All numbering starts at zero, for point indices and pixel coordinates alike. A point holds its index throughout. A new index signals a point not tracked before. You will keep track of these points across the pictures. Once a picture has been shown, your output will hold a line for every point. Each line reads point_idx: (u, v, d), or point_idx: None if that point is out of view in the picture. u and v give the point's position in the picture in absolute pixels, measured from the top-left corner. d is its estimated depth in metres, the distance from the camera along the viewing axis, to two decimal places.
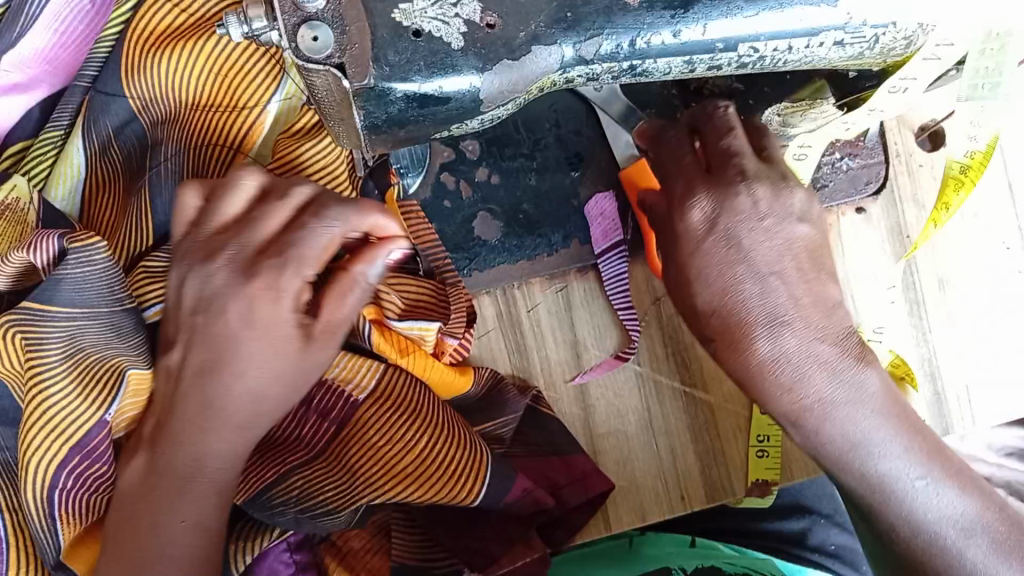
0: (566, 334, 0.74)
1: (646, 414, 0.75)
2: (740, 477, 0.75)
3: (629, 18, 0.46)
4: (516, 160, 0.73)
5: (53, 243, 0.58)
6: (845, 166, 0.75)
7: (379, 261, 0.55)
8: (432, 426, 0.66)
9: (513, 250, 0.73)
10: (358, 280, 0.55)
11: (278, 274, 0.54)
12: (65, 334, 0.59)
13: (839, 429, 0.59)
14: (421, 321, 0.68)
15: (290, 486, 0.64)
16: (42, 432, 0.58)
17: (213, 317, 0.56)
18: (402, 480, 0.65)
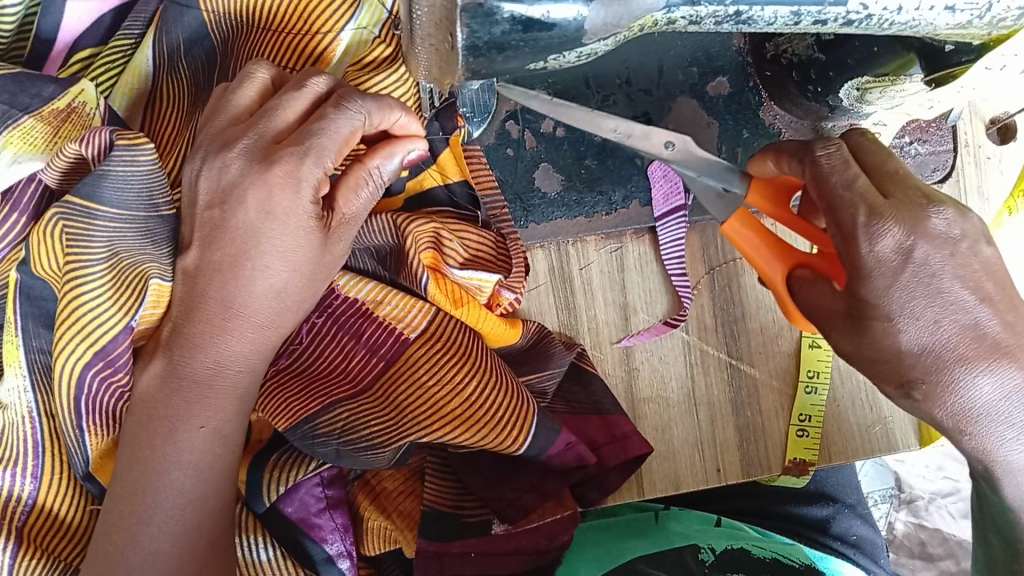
0: (616, 296, 0.74)
1: (689, 383, 0.75)
2: (777, 456, 0.75)
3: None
4: (584, 115, 0.72)
5: (101, 135, 0.54)
6: (913, 152, 0.74)
7: (396, 156, 0.55)
8: (481, 371, 0.65)
9: (571, 206, 0.73)
10: (373, 173, 0.55)
11: (298, 163, 0.52)
12: (108, 236, 0.55)
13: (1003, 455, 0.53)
14: (481, 273, 0.68)
15: (334, 419, 0.64)
16: (72, 333, 0.56)
17: (260, 229, 0.54)
18: (448, 424, 0.64)
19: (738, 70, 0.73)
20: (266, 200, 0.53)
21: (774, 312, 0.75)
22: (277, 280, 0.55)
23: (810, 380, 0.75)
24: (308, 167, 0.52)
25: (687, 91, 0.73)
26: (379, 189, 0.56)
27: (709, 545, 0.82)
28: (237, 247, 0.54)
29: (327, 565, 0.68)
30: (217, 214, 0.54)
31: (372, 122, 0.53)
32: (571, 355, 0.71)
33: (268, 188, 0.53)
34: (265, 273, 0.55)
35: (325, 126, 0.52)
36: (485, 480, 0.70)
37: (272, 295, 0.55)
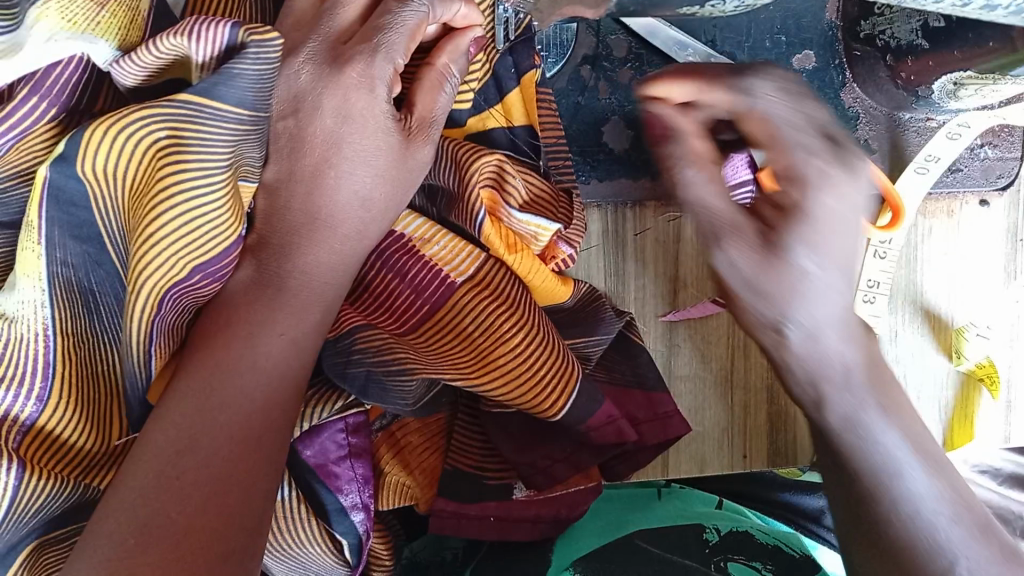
0: (668, 268, 0.71)
1: (728, 364, 0.72)
2: (806, 449, 0.73)
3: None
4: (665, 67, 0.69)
5: (224, 31, 0.48)
6: (982, 155, 0.73)
7: (462, 49, 0.58)
8: (530, 326, 0.62)
9: (636, 166, 0.70)
10: (443, 74, 0.58)
11: (370, 60, 0.54)
12: (231, 140, 0.50)
13: None
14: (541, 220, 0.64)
15: (373, 338, 0.60)
16: (177, 247, 0.50)
17: (340, 135, 0.55)
18: (492, 375, 0.61)
19: (828, 45, 0.70)
20: (344, 104, 0.55)
21: None
22: (361, 186, 0.57)
23: None
24: (378, 65, 0.54)
25: (770, 58, 0.70)
26: (455, 89, 0.59)
27: (713, 526, 0.77)
28: (318, 156, 0.56)
29: (341, 516, 0.64)
30: (290, 124, 0.55)
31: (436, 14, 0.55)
32: (621, 322, 0.68)
33: (363, 89, 0.54)
34: (350, 154, 0.56)
35: (391, 22, 0.54)
36: (516, 446, 0.67)
37: (361, 192, 0.57)
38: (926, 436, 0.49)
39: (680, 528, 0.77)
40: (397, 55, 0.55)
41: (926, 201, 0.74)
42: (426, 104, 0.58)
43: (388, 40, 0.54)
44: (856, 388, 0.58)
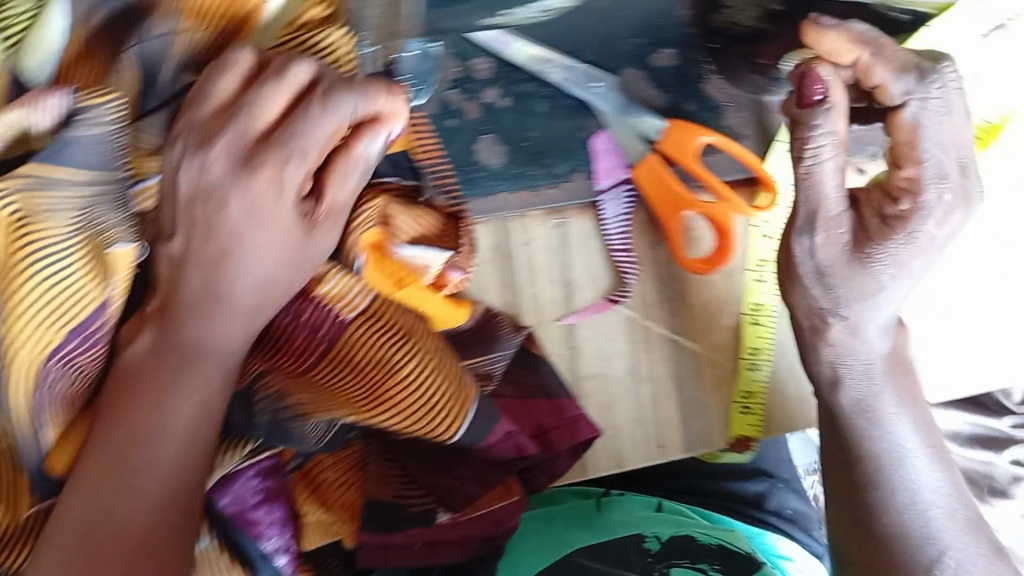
0: (558, 272, 0.72)
1: (631, 359, 0.74)
2: (720, 429, 0.76)
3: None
4: (527, 82, 0.70)
5: (59, 99, 0.50)
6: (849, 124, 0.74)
7: (379, 139, 0.52)
8: (424, 354, 0.65)
9: (513, 179, 0.69)
10: (358, 160, 0.53)
11: (282, 165, 0.50)
12: (82, 206, 0.51)
13: (884, 447, 0.71)
14: (434, 250, 0.65)
15: (274, 381, 0.63)
16: (43, 314, 0.51)
17: (244, 230, 0.52)
18: (390, 405, 0.65)
19: (685, 43, 0.72)
20: (250, 204, 0.51)
21: (717, 286, 0.75)
22: (261, 277, 0.54)
23: (744, 398, 0.75)
24: (290, 170, 0.50)
25: (632, 62, 0.71)
26: (364, 174, 0.54)
27: (653, 533, 0.78)
28: (220, 244, 0.52)
29: (265, 563, 0.65)
30: (199, 212, 0.52)
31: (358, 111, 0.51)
32: (520, 337, 0.71)
33: (268, 192, 0.51)
34: (251, 244, 0.52)
35: (303, 126, 0.50)
36: (432, 469, 0.69)
37: (257, 277, 0.54)
38: (931, 424, 0.74)
39: (619, 539, 0.79)
40: (309, 158, 0.51)
41: None
42: (337, 190, 0.53)
43: (302, 146, 0.50)
44: (860, 391, 0.71)
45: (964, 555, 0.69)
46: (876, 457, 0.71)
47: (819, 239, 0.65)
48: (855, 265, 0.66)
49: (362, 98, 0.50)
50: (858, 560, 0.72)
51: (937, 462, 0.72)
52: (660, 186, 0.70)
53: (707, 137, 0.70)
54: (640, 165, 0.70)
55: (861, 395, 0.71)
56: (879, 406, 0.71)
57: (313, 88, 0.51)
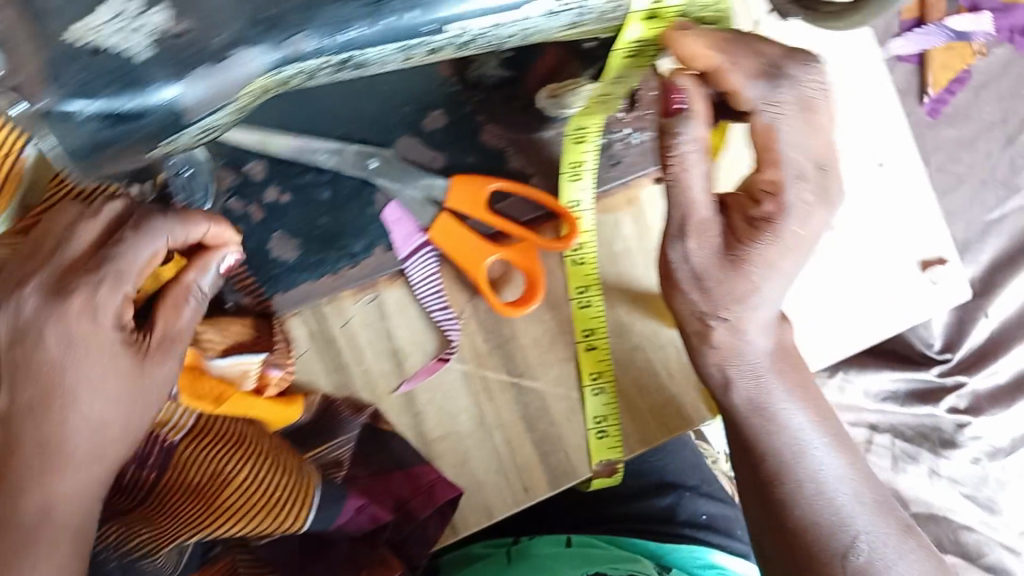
0: (384, 344, 0.73)
1: (477, 412, 0.74)
2: (582, 460, 0.75)
3: (362, 8, 0.46)
4: (306, 174, 0.72)
5: None
6: (637, 140, 0.76)
7: (210, 268, 0.60)
8: (257, 455, 0.66)
9: (313, 268, 0.71)
10: (190, 287, 0.59)
11: (95, 290, 0.54)
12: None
13: (782, 434, 0.71)
14: (243, 356, 0.66)
15: (110, 533, 0.62)
16: None
17: (68, 362, 0.53)
18: (225, 515, 0.64)
19: (450, 102, 0.73)
20: (67, 333, 0.53)
21: (546, 322, 0.76)
22: (96, 416, 0.54)
23: (599, 424, 0.75)
24: (104, 294, 0.54)
25: (404, 130, 0.73)
26: (200, 302, 0.60)
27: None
28: (44, 382, 0.53)
29: None
30: (16, 353, 0.54)
31: (175, 237, 0.57)
32: (361, 418, 0.71)
33: (85, 319, 0.54)
34: (78, 382, 0.54)
35: (122, 253, 0.55)
36: (297, 564, 0.68)
37: (93, 417, 0.54)
38: (829, 412, 0.74)
39: None
40: (126, 283, 0.55)
41: (604, 198, 0.77)
42: (170, 324, 0.58)
43: (120, 269, 0.55)
44: (758, 384, 0.71)
45: (875, 539, 0.71)
46: (778, 446, 0.71)
47: (693, 243, 0.63)
48: (727, 266, 0.63)
49: (179, 224, 0.57)
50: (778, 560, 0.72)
51: (833, 439, 0.73)
52: (458, 241, 0.72)
53: (491, 185, 0.72)
54: (432, 225, 0.72)
55: (751, 393, 0.71)
56: (767, 403, 0.71)
57: (126, 218, 0.57)
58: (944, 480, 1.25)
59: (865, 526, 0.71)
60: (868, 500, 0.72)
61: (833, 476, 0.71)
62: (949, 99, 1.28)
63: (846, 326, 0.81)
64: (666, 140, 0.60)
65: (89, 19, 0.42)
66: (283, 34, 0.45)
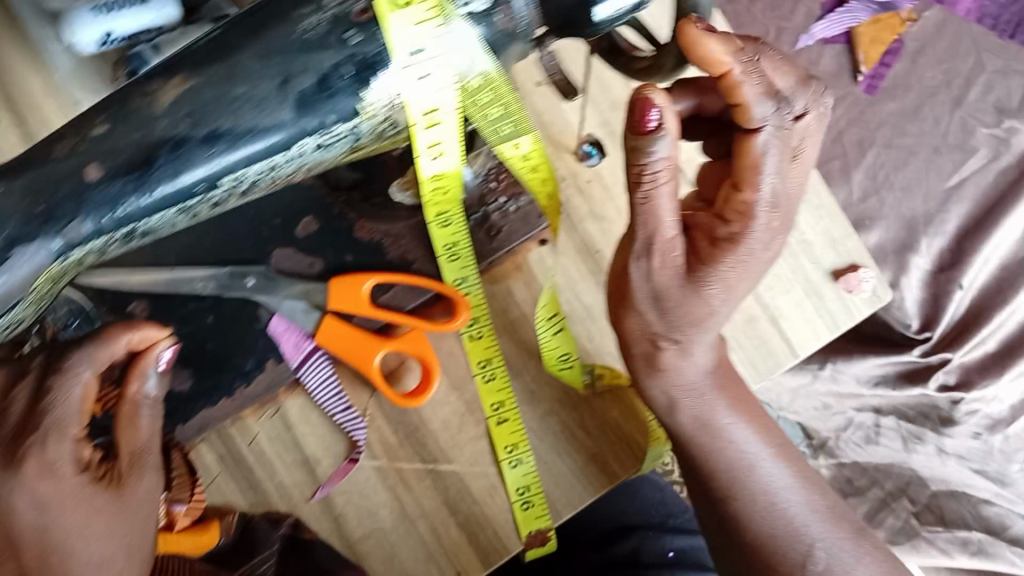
0: (295, 454, 0.75)
1: (396, 506, 0.74)
2: (512, 534, 0.75)
3: (131, 182, 0.47)
4: (188, 304, 0.73)
5: None
6: (513, 208, 0.76)
7: (150, 371, 0.61)
8: None
9: (210, 392, 0.72)
10: (136, 398, 0.60)
11: (44, 446, 0.54)
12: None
13: (728, 454, 0.72)
14: None
15: None
16: None
17: (56, 517, 0.55)
18: None
19: (319, 205, 0.75)
20: (35, 496, 0.54)
21: (452, 404, 0.77)
22: (99, 556, 0.57)
23: (522, 495, 0.74)
24: (53, 447, 0.55)
25: (276, 242, 0.74)
26: (154, 406, 0.62)
27: None
28: (35, 547, 0.55)
29: None
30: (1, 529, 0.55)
31: (99, 365, 0.56)
32: (281, 529, 0.72)
33: (46, 477, 0.54)
34: (68, 534, 0.56)
35: (62, 396, 0.55)
36: None
37: (93, 560, 0.57)
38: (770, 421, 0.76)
39: None
40: (70, 426, 0.55)
41: (491, 270, 0.77)
42: (131, 441, 0.60)
43: (58, 419, 0.55)
44: (705, 407, 0.70)
45: (832, 544, 0.73)
46: (728, 465, 0.72)
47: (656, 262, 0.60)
48: (687, 287, 0.61)
49: (97, 348, 0.56)
50: (738, 566, 0.74)
51: (779, 449, 0.75)
52: (346, 342, 0.73)
53: (365, 284, 0.72)
54: (318, 329, 0.73)
55: (698, 410, 0.70)
56: (716, 424, 0.71)
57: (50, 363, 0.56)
58: (953, 458, 1.17)
59: (817, 532, 0.73)
60: (816, 503, 0.75)
61: (784, 486, 0.74)
62: (884, 71, 1.29)
63: (758, 343, 0.78)
64: (635, 159, 0.54)
65: None
66: (59, 223, 0.47)
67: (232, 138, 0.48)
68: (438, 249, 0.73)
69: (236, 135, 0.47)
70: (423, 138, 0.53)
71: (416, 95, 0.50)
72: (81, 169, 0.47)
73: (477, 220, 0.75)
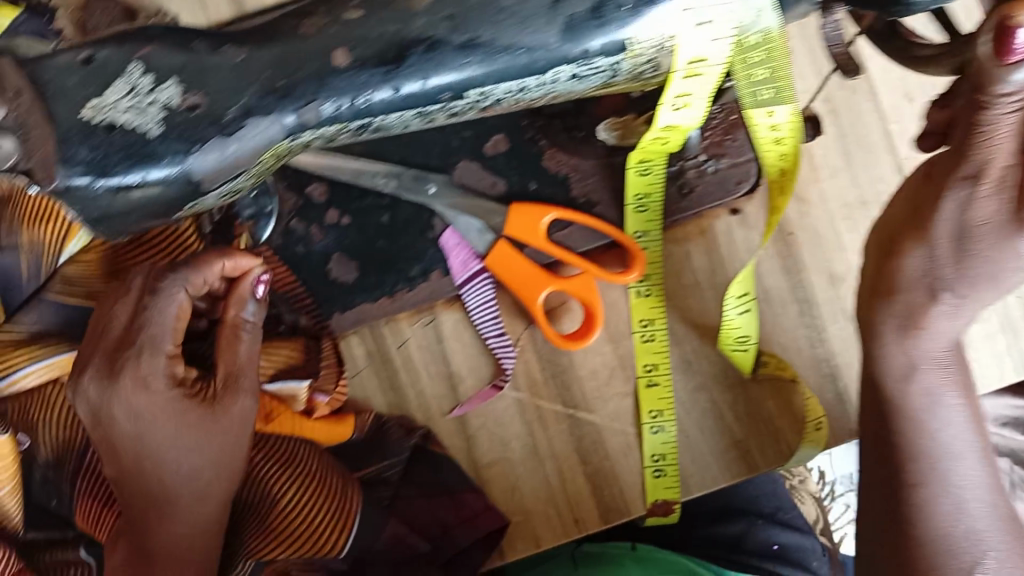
0: (440, 368, 0.74)
1: (529, 441, 0.74)
2: (635, 498, 0.74)
3: (377, 74, 0.45)
4: (367, 198, 0.72)
5: None
6: (712, 169, 0.72)
7: (247, 297, 0.63)
8: (309, 480, 0.70)
9: (372, 289, 0.72)
10: (235, 322, 0.63)
11: (140, 361, 0.59)
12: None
13: (934, 436, 0.63)
14: (290, 382, 0.69)
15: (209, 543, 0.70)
16: None
17: (146, 428, 0.60)
18: (280, 543, 0.69)
19: (513, 126, 0.72)
20: (132, 408, 0.59)
21: (605, 355, 0.74)
22: (194, 464, 0.62)
23: (657, 462, 0.74)
24: (147, 363, 0.59)
25: (465, 154, 0.72)
26: (254, 331, 0.64)
27: None
28: (133, 451, 0.61)
29: None
30: (101, 432, 0.61)
31: (195, 285, 0.60)
32: (411, 439, 0.72)
33: (140, 391, 0.59)
34: (162, 443, 0.61)
35: (155, 318, 0.60)
36: None
37: (183, 468, 0.62)
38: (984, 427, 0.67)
39: None
40: (163, 345, 0.60)
41: (674, 228, 0.74)
42: (229, 361, 0.62)
43: (153, 335, 0.60)
44: (934, 389, 0.64)
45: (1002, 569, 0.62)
46: (931, 449, 0.63)
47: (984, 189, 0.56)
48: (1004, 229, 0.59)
49: (191, 273, 0.60)
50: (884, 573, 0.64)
51: (988, 467, 0.65)
52: (516, 271, 0.71)
53: (548, 216, 0.70)
54: (489, 251, 0.71)
55: (933, 385, 0.64)
56: (941, 403, 0.64)
57: (145, 288, 0.61)
58: None
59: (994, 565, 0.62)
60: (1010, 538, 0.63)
61: (976, 498, 0.64)
62: None
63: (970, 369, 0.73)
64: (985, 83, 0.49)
65: (106, 96, 0.43)
66: (296, 102, 0.45)
67: (491, 49, 0.45)
68: (628, 198, 0.70)
69: (496, 45, 0.44)
70: (677, 88, 0.49)
71: (689, 41, 0.45)
72: (328, 53, 0.45)
73: (672, 172, 0.71)
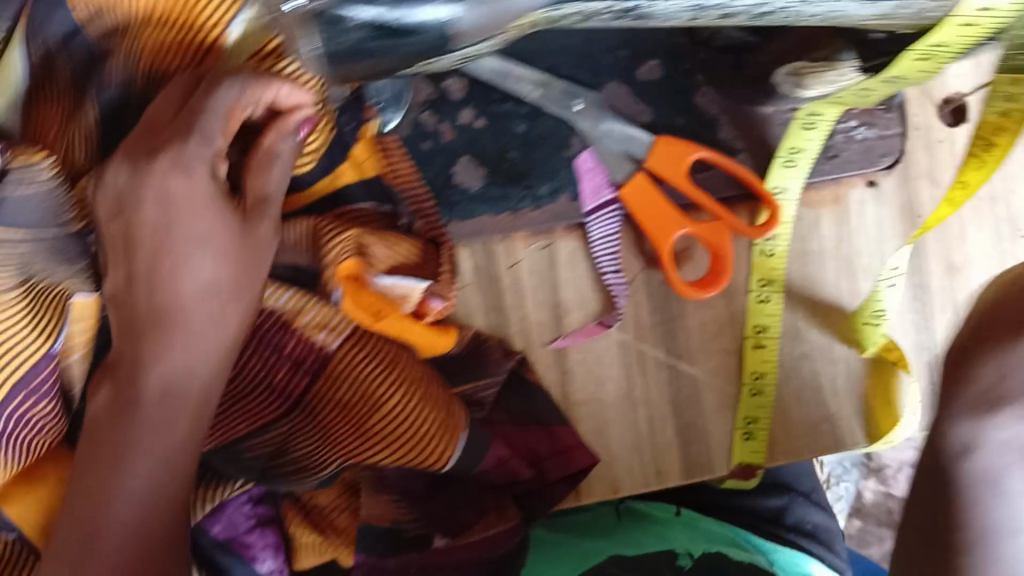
0: (547, 295, 0.70)
1: (625, 384, 0.71)
2: (722, 457, 0.72)
3: None
4: (505, 104, 0.69)
5: None
6: (859, 136, 0.71)
7: (292, 123, 0.58)
8: (408, 384, 0.63)
9: (495, 201, 0.68)
10: (273, 152, 0.58)
11: (182, 147, 0.55)
12: (47, 264, 0.57)
13: None
14: (408, 279, 0.63)
15: (267, 441, 0.64)
16: None
17: (173, 219, 0.55)
18: (375, 442, 0.63)
19: (670, 54, 0.69)
20: (166, 194, 0.55)
21: (716, 308, 0.72)
22: (209, 274, 0.55)
23: (749, 425, 0.72)
24: (194, 148, 0.55)
25: (615, 75, 0.69)
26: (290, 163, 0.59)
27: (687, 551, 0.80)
28: (151, 245, 0.55)
29: None
30: (119, 225, 0.56)
31: (250, 96, 0.56)
32: (510, 362, 0.69)
33: (178, 174, 0.55)
34: (185, 238, 0.55)
35: (210, 108, 0.56)
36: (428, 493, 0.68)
37: (202, 279, 0.55)
38: None
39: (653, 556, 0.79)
40: (215, 137, 0.56)
41: (808, 191, 0.72)
42: (260, 182, 0.58)
43: (203, 127, 0.55)
44: None
45: None
46: None
47: None
48: None
49: (246, 86, 0.56)
50: None
51: None
52: (651, 205, 0.67)
53: (697, 152, 0.66)
54: (628, 184, 0.67)
55: None
56: None
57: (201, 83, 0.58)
58: None
59: None
60: None
61: None
62: None
63: None
64: None
65: None
66: None
67: None
68: (778, 150, 0.67)
69: None
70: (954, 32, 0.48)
71: None
72: None
73: None
